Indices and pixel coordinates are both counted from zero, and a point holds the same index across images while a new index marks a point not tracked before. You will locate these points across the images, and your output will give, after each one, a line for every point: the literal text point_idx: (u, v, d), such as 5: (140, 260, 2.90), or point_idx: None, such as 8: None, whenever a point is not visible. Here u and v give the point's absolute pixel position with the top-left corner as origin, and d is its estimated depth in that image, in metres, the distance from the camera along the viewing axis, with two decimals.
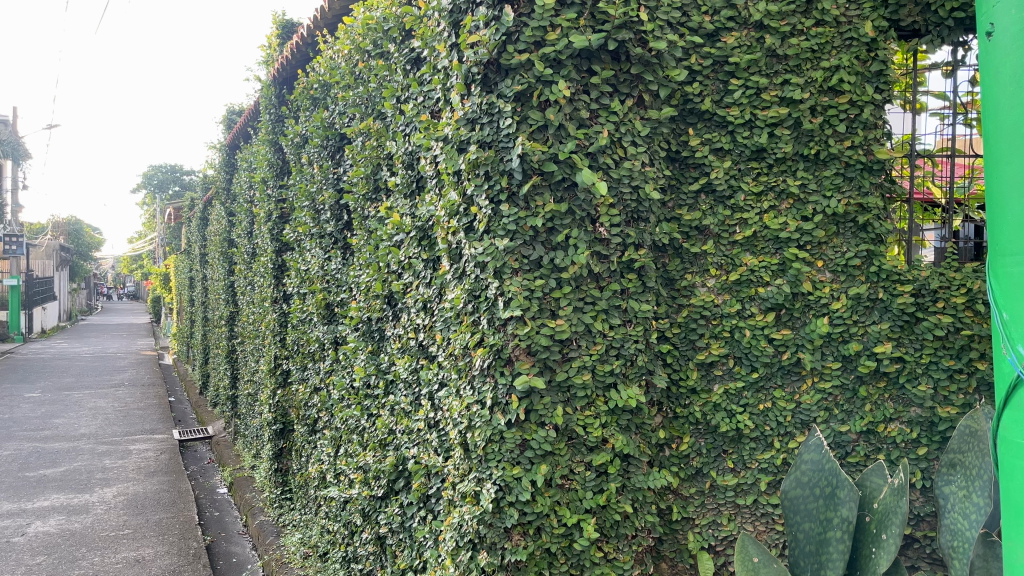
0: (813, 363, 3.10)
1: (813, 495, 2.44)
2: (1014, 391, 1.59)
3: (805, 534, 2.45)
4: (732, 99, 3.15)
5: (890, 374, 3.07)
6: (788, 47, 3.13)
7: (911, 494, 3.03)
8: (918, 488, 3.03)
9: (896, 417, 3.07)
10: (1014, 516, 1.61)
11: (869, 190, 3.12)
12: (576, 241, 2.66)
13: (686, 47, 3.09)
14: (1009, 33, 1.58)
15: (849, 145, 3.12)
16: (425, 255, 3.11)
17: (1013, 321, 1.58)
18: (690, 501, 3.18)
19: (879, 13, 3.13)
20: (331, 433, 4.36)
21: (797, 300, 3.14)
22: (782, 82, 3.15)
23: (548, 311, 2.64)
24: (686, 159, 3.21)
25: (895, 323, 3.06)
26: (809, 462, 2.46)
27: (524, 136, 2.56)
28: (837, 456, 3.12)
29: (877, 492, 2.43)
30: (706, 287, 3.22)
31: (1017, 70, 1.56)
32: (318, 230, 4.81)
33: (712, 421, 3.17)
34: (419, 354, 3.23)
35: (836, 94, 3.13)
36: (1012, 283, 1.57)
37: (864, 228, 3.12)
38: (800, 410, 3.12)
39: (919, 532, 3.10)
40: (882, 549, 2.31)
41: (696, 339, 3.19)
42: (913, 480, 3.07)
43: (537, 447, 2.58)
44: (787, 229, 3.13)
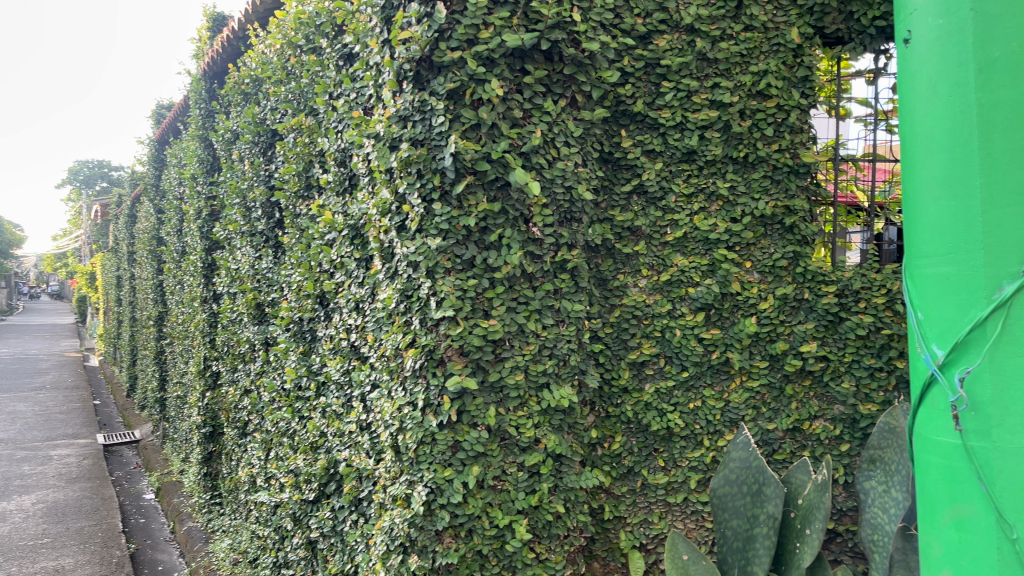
0: (741, 362, 3.15)
1: (741, 493, 2.48)
2: (927, 389, 1.64)
3: (732, 532, 2.48)
4: (664, 101, 3.19)
5: (815, 372, 3.13)
6: (718, 50, 3.16)
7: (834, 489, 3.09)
8: (841, 483, 3.09)
9: (820, 415, 3.13)
10: (928, 510, 1.67)
11: (795, 192, 3.17)
12: (510, 241, 2.65)
13: (619, 48, 3.12)
14: (925, 40, 1.62)
15: (777, 148, 3.15)
16: (357, 254, 3.06)
17: (928, 321, 1.64)
18: (622, 501, 3.21)
19: (805, 20, 3.17)
20: (261, 436, 4.26)
21: (726, 300, 3.19)
22: (712, 85, 3.19)
23: (481, 311, 2.62)
24: (619, 160, 3.26)
25: (820, 322, 3.11)
26: (737, 460, 2.50)
27: (457, 134, 2.53)
28: (764, 453, 3.18)
29: (801, 487, 2.47)
30: (638, 287, 3.26)
31: (934, 77, 1.60)
32: (249, 228, 4.69)
33: (643, 421, 3.20)
34: (351, 354, 3.17)
35: (764, 98, 3.17)
36: (928, 284, 1.63)
37: (791, 230, 3.17)
38: (729, 409, 3.16)
39: (842, 526, 3.18)
40: (806, 544, 2.35)
41: (628, 339, 3.24)
42: (836, 475, 3.13)
43: (469, 449, 2.57)
44: (716, 230, 3.18)
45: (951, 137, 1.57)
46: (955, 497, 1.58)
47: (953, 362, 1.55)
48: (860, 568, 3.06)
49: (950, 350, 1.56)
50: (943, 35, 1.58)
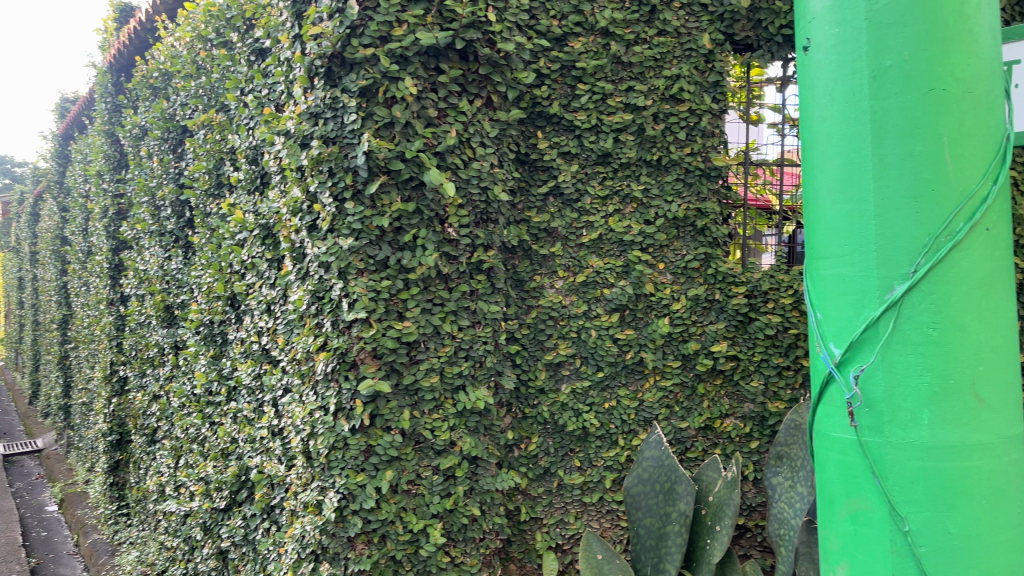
0: (654, 363, 3.19)
1: (653, 491, 2.51)
2: (826, 387, 1.70)
3: (646, 530, 2.51)
4: (580, 104, 3.21)
5: (726, 372, 3.21)
6: (633, 54, 3.20)
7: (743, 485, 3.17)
8: (750, 480, 3.17)
9: (731, 413, 3.21)
10: (827, 504, 1.73)
11: (706, 195, 3.23)
12: (424, 242, 2.62)
13: (535, 50, 3.15)
14: (823, 48, 1.68)
15: (689, 151, 3.20)
16: (269, 255, 2.98)
17: (826, 320, 1.69)
18: (538, 501, 3.21)
19: (716, 26, 3.21)
20: (170, 443, 4.11)
21: (640, 301, 3.22)
22: (627, 88, 3.21)
23: (395, 313, 2.58)
24: (535, 162, 3.28)
25: (730, 323, 3.18)
26: (650, 459, 2.54)
27: (370, 133, 2.49)
28: (677, 451, 3.24)
29: (712, 485, 2.52)
30: (555, 288, 3.28)
31: (831, 83, 1.66)
32: (158, 228, 4.52)
33: (559, 421, 3.21)
34: (262, 358, 3.08)
35: (677, 102, 3.21)
36: (827, 285, 1.69)
37: (703, 232, 3.23)
38: (643, 408, 3.20)
39: (752, 521, 3.25)
40: (716, 540, 2.40)
41: (544, 340, 3.25)
42: (746, 472, 3.21)
43: (382, 453, 2.52)
44: (631, 232, 3.22)
45: (848, 142, 1.63)
46: (851, 491, 1.64)
47: (849, 360, 1.61)
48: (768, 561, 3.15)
49: (847, 349, 1.62)
50: (839, 44, 1.64)
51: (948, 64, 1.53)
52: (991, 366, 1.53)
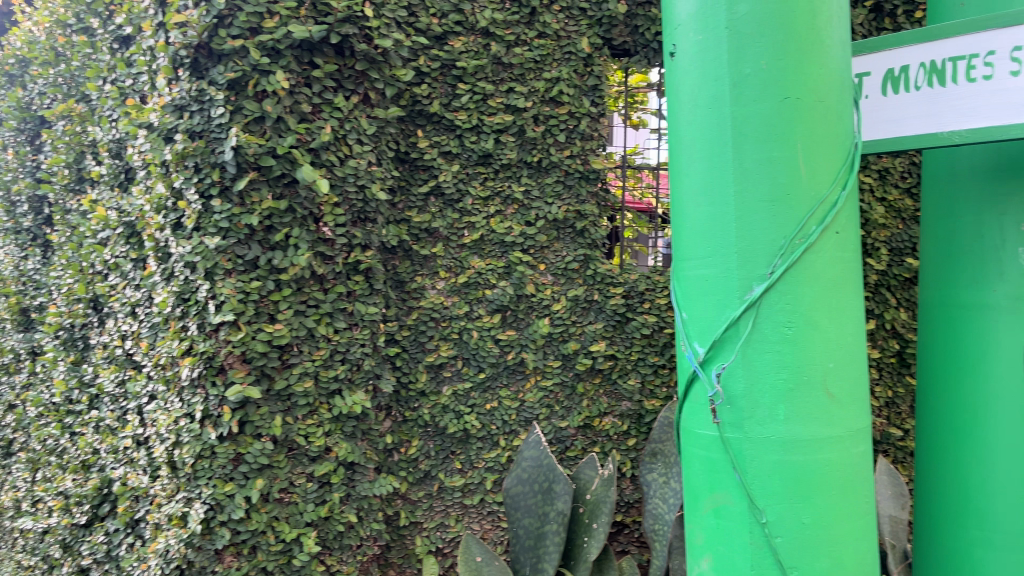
0: (535, 362, 3.21)
1: (532, 492, 2.51)
2: (691, 385, 1.74)
3: (525, 530, 2.50)
4: (460, 103, 3.18)
5: (604, 371, 3.27)
6: (513, 56, 3.21)
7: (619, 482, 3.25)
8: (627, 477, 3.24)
9: (609, 411, 3.27)
10: (693, 499, 1.78)
11: (585, 198, 3.29)
12: (297, 242, 2.57)
13: (414, 47, 3.08)
14: (688, 55, 1.73)
15: (569, 154, 3.26)
16: (133, 254, 2.84)
17: (691, 320, 1.74)
18: (419, 505, 3.17)
19: (594, 31, 3.27)
20: (26, 455, 3.82)
21: (521, 302, 3.24)
22: (507, 89, 3.22)
23: (265, 314, 2.53)
24: (416, 160, 3.21)
25: (608, 322, 3.26)
26: (529, 458, 2.53)
27: (238, 128, 2.44)
28: (557, 451, 3.25)
29: (589, 483, 2.55)
30: (436, 289, 3.23)
31: (695, 89, 1.71)
32: (12, 225, 4.16)
33: (440, 424, 3.17)
34: (127, 363, 2.92)
35: (556, 104, 3.26)
36: (692, 286, 1.73)
37: (582, 233, 3.28)
38: (524, 408, 3.21)
39: (630, 517, 3.31)
40: (593, 538, 2.45)
41: (425, 342, 3.20)
42: (623, 469, 3.29)
43: (252, 461, 2.47)
44: (512, 233, 3.23)
45: (711, 148, 1.68)
46: (715, 486, 1.69)
47: (712, 358, 1.66)
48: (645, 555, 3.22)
49: (710, 347, 1.67)
50: (703, 51, 1.69)
51: (801, 74, 1.61)
52: (840, 362, 1.62)
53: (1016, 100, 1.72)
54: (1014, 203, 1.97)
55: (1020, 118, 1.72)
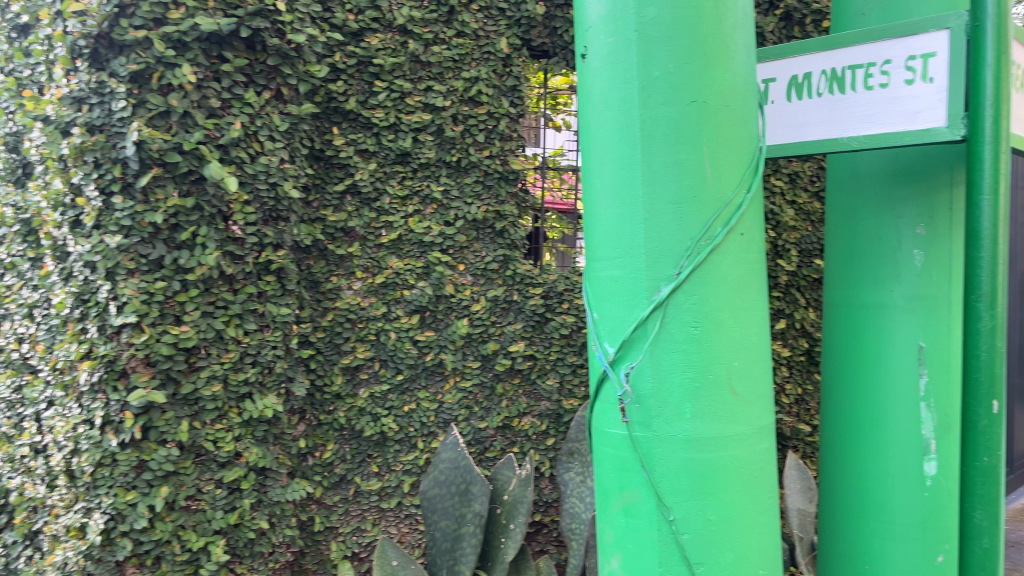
0: (454, 363, 3.20)
1: (449, 494, 2.48)
2: (601, 385, 1.75)
3: (441, 533, 2.48)
4: (377, 101, 3.13)
5: (523, 371, 3.28)
6: (431, 54, 3.19)
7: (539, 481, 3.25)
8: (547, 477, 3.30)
9: (528, 411, 3.29)
10: (603, 498, 1.79)
11: (505, 198, 3.29)
12: (205, 240, 2.56)
13: (329, 43, 3.04)
14: (599, 56, 1.74)
15: (488, 154, 3.25)
16: (32, 252, 2.62)
17: (601, 320, 1.75)
18: (334, 510, 3.12)
19: (513, 31, 3.29)
20: None
21: (440, 302, 3.22)
22: (425, 88, 3.19)
23: (170, 316, 2.51)
24: (331, 158, 3.14)
25: (527, 323, 3.27)
26: (446, 461, 2.49)
27: (141, 122, 2.42)
28: (476, 452, 3.25)
29: (507, 484, 2.53)
30: (353, 290, 3.16)
31: (605, 90, 1.72)
32: None
33: (357, 427, 3.12)
34: (24, 368, 2.62)
35: (475, 104, 3.25)
36: (602, 286, 1.74)
37: (502, 234, 3.29)
38: (442, 410, 3.20)
39: (548, 518, 3.34)
40: (510, 539, 2.46)
41: (341, 343, 3.13)
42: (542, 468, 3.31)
43: (156, 468, 2.44)
44: (431, 233, 3.20)
45: (620, 149, 1.69)
46: (624, 485, 1.71)
47: (621, 358, 1.68)
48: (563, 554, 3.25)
49: (619, 347, 1.68)
50: (613, 53, 1.70)
51: (708, 78, 1.63)
52: (744, 361, 1.65)
53: (910, 108, 1.80)
54: (910, 208, 2.07)
55: (914, 125, 1.80)
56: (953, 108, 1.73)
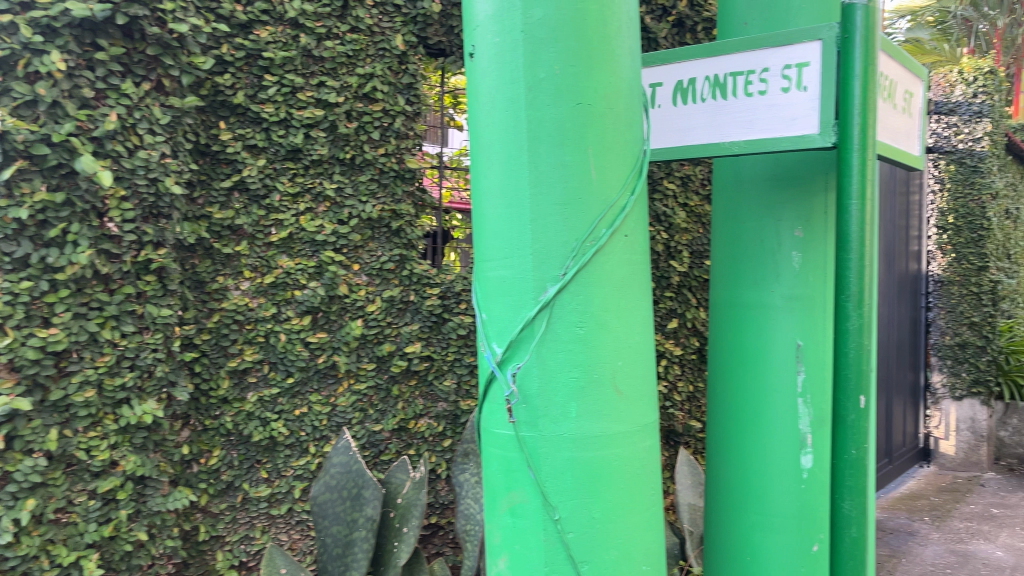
0: (348, 365, 3.17)
1: (341, 499, 2.43)
2: (489, 386, 1.74)
3: (332, 539, 2.42)
4: (266, 95, 3.04)
5: (419, 372, 3.36)
6: (324, 49, 3.11)
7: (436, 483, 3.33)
8: (444, 478, 3.38)
9: (425, 412, 3.37)
10: (491, 499, 1.78)
11: (401, 197, 3.31)
12: (76, 238, 2.43)
13: (214, 34, 2.92)
14: (487, 56, 1.73)
15: (383, 152, 3.25)
16: None
17: (489, 321, 1.74)
18: (220, 518, 3.00)
19: (409, 28, 3.30)
20: None
21: (334, 303, 3.16)
22: (318, 83, 3.12)
23: (37, 318, 2.37)
24: (217, 154, 3.02)
25: (424, 323, 3.35)
26: (337, 465, 2.45)
27: (5, 111, 2.28)
28: (371, 455, 3.25)
29: (400, 487, 2.51)
30: (241, 290, 3.05)
31: (493, 90, 1.71)
32: None
33: (244, 432, 3.02)
34: None
35: (370, 101, 3.23)
36: (490, 287, 1.74)
37: (398, 233, 3.31)
38: (336, 413, 3.16)
39: (444, 519, 3.39)
40: (403, 542, 2.43)
41: (227, 346, 3.02)
42: (440, 470, 3.38)
43: (21, 480, 2.29)
44: (323, 231, 3.13)
45: (507, 150, 1.69)
46: (511, 485, 1.71)
47: (508, 358, 1.67)
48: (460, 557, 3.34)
49: (506, 348, 1.68)
50: (500, 53, 1.69)
51: (593, 81, 1.65)
52: (628, 360, 1.67)
53: (787, 115, 1.88)
54: (789, 211, 2.15)
55: (790, 132, 1.88)
56: (825, 116, 1.80)
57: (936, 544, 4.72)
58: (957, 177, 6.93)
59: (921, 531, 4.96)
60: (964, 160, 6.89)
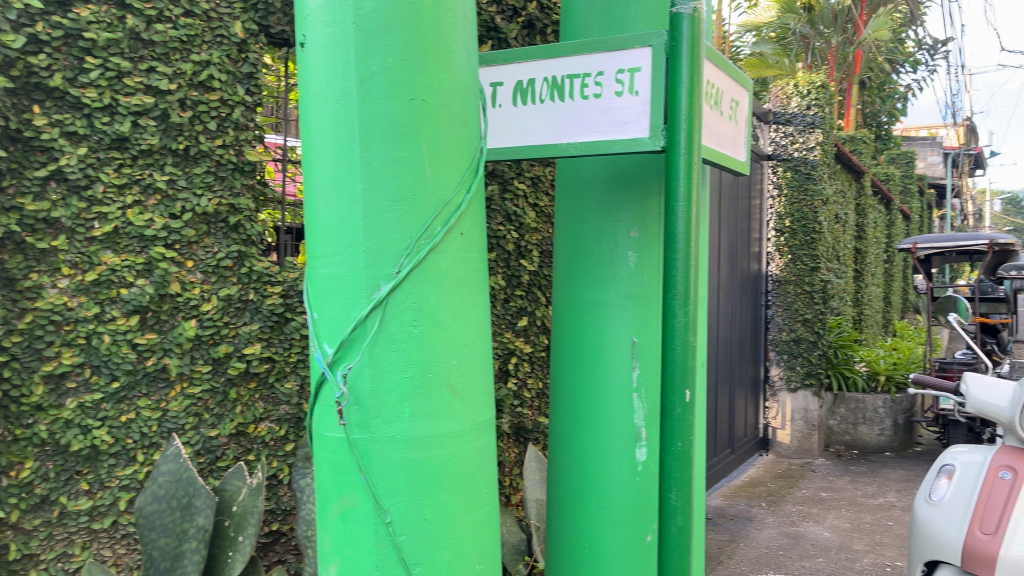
0: (180, 368, 3.02)
1: (169, 509, 2.30)
2: (320, 388, 1.68)
3: (160, 552, 2.29)
4: (88, 79, 2.80)
5: (259, 374, 3.26)
6: (154, 33, 2.93)
7: (277, 488, 3.26)
8: (284, 484, 3.31)
9: (265, 417, 3.28)
10: (322, 503, 1.72)
11: (239, 190, 3.20)
12: None
13: (26, 10, 2.66)
14: (316, 46, 1.65)
15: (220, 143, 3.13)
16: None
17: (320, 320, 1.68)
18: (34, 535, 2.74)
19: (249, 15, 3.19)
20: None
21: (164, 302, 3.00)
22: (148, 69, 2.94)
23: None
24: (30, 140, 2.72)
25: (265, 323, 3.26)
26: (166, 473, 2.32)
27: None
28: (207, 462, 3.11)
29: (236, 494, 2.41)
30: (58, 288, 2.79)
31: (323, 83, 1.64)
32: None
33: (61, 441, 2.76)
34: None
35: (206, 90, 3.09)
36: (321, 284, 1.67)
37: (236, 229, 3.20)
38: (167, 418, 2.99)
39: (286, 526, 3.34)
40: (238, 552, 2.34)
41: (43, 348, 2.74)
42: (281, 475, 3.31)
43: None
44: (153, 226, 2.96)
45: (337, 144, 1.62)
46: (341, 490, 1.66)
47: (339, 359, 1.62)
48: (302, 564, 3.30)
49: (337, 349, 1.62)
50: (330, 44, 1.63)
51: (426, 77, 1.62)
52: (462, 359, 1.67)
53: (620, 118, 1.93)
54: (625, 212, 2.22)
55: (623, 135, 1.93)
56: (654, 120, 1.87)
57: (771, 528, 5.02)
58: (792, 183, 7.44)
59: (758, 516, 5.27)
60: (799, 168, 7.41)
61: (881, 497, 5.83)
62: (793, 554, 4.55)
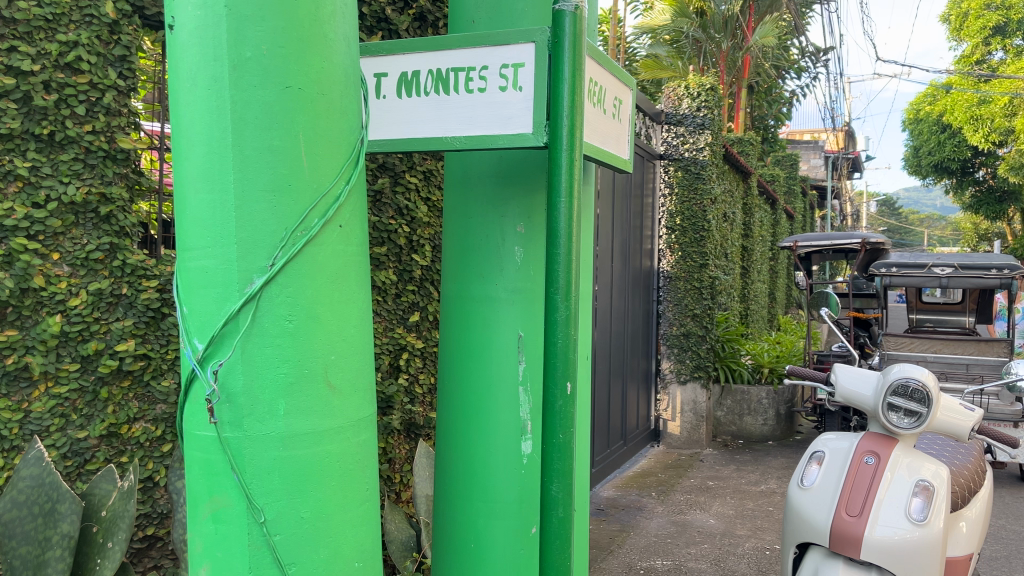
0: (45, 367, 2.84)
1: (30, 516, 2.17)
2: (189, 386, 1.61)
3: (19, 562, 2.15)
4: None
5: (133, 372, 3.12)
6: (15, 10, 2.74)
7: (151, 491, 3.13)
8: (160, 486, 3.18)
9: (140, 416, 3.14)
10: (193, 504, 1.65)
11: (112, 179, 3.05)
12: None
13: None
14: (186, 30, 1.57)
15: (90, 129, 2.96)
16: None
17: (190, 315, 1.60)
18: None
19: None
20: None
21: (27, 297, 2.81)
22: (8, 48, 2.75)
23: None
24: None
25: (139, 319, 3.11)
26: (27, 478, 2.21)
27: None
28: (74, 467, 2.94)
29: (106, 498, 2.31)
30: None
31: (193, 67, 1.57)
32: None
33: None
34: None
35: (74, 71, 2.92)
36: (191, 276, 1.60)
37: (107, 219, 3.04)
38: (30, 420, 2.82)
39: (161, 529, 3.21)
40: (106, 559, 2.23)
41: None
42: (157, 477, 3.17)
43: None
44: (14, 216, 2.77)
45: (209, 132, 1.55)
46: (212, 490, 1.59)
47: (209, 356, 1.55)
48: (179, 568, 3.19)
49: (207, 345, 1.55)
50: (201, 27, 1.55)
51: (304, 64, 1.57)
52: (341, 354, 1.63)
53: (504, 113, 1.94)
54: (512, 208, 2.23)
55: (507, 129, 1.93)
56: (538, 116, 1.89)
57: (660, 516, 5.17)
58: (683, 182, 7.68)
59: (648, 506, 5.42)
60: (690, 167, 7.66)
61: (763, 483, 6.10)
62: (680, 541, 4.70)
